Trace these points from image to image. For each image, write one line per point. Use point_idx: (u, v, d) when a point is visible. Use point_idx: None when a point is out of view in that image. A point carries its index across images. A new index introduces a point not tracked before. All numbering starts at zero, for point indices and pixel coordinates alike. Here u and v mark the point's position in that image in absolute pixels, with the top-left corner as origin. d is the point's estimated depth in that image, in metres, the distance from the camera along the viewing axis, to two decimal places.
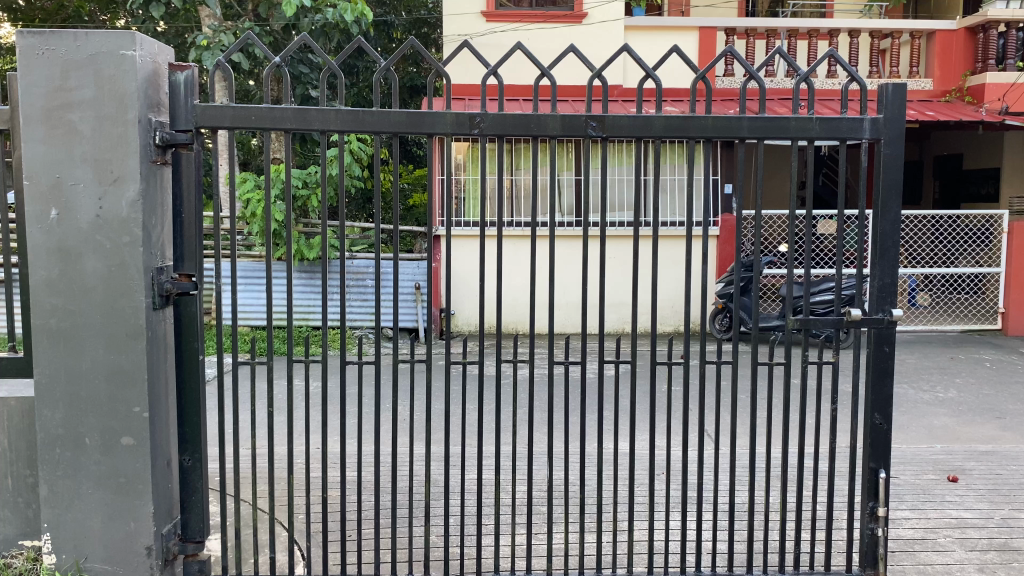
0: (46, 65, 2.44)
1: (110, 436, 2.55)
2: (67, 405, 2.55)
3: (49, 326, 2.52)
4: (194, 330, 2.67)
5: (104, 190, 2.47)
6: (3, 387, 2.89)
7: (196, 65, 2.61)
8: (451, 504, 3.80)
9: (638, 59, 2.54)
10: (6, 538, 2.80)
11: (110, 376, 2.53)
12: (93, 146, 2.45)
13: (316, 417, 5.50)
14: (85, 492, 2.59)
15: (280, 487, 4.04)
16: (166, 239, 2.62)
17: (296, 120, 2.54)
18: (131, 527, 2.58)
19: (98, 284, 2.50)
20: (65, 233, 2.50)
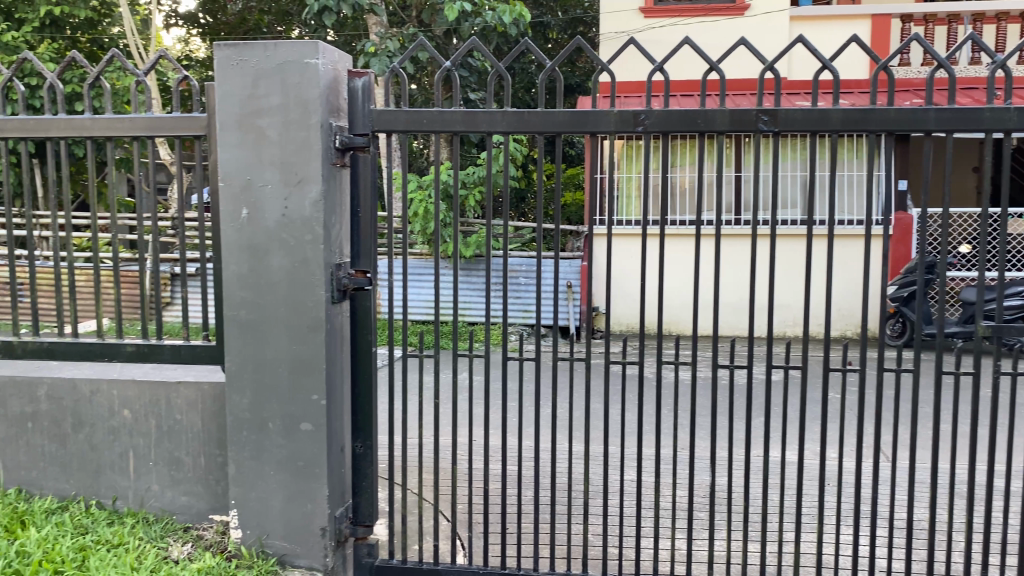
0: (240, 75, 2.63)
1: (292, 421, 2.72)
2: (254, 392, 2.75)
3: (239, 317, 2.72)
4: (368, 324, 2.80)
5: (290, 191, 2.63)
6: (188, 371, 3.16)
7: (372, 71, 2.75)
8: (610, 504, 3.79)
9: (814, 49, 2.37)
10: (198, 511, 3.02)
11: (292, 365, 2.70)
12: (280, 150, 2.62)
13: (478, 411, 5.65)
14: (267, 474, 2.77)
15: (442, 477, 4.18)
16: (344, 236, 2.77)
17: (464, 122, 2.61)
18: (309, 508, 2.74)
19: (283, 280, 2.67)
20: (254, 232, 2.68)
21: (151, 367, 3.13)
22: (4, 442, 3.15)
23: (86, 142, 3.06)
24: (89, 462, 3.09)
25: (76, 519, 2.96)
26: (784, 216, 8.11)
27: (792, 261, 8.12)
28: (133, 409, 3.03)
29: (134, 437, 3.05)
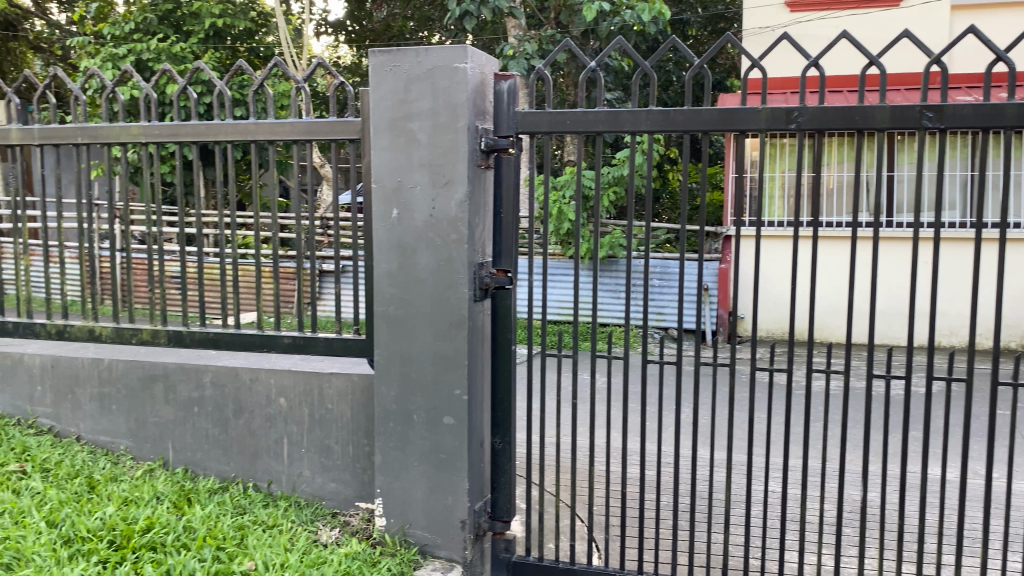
0: (393, 80, 2.72)
1: (435, 415, 2.80)
2: (400, 385, 2.84)
3: (388, 313, 2.83)
4: (508, 322, 2.85)
5: (437, 192, 2.70)
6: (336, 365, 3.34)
7: (517, 74, 2.79)
8: (749, 515, 3.70)
9: (986, 41, 2.21)
10: (346, 498, 3.16)
11: (436, 361, 2.77)
12: (429, 152, 2.70)
13: (612, 414, 5.61)
14: (411, 465, 2.86)
15: (575, 477, 4.19)
16: (488, 236, 2.83)
17: (609, 122, 2.61)
18: (450, 500, 2.81)
19: (429, 277, 2.75)
20: (403, 231, 2.77)
21: (299, 358, 3.46)
22: (173, 424, 3.39)
23: (251, 145, 3.25)
24: (248, 447, 3.29)
25: (235, 499, 3.15)
26: (948, 218, 7.65)
27: (960, 267, 7.66)
28: (289, 398, 3.20)
29: (289, 424, 3.22)
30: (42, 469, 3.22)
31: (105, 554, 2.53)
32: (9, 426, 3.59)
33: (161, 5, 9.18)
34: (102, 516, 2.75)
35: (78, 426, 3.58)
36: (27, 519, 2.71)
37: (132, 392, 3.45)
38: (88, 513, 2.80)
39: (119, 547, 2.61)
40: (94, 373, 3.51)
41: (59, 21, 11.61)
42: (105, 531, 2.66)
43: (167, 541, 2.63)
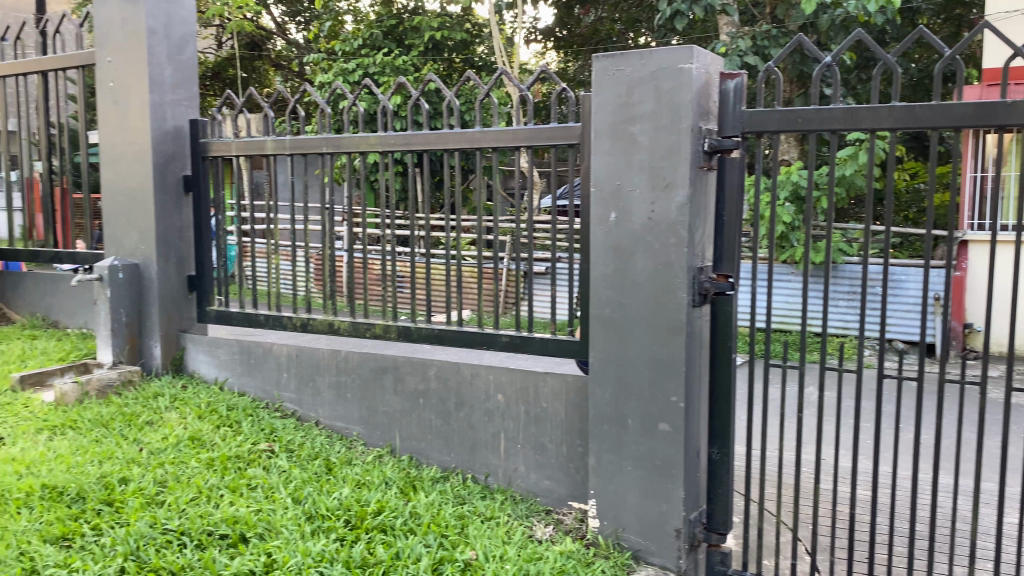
0: (615, 84, 2.74)
1: (650, 420, 2.77)
2: (616, 388, 2.84)
3: (604, 315, 2.84)
4: (728, 329, 2.76)
5: (657, 195, 2.68)
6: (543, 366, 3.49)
7: (745, 72, 2.70)
8: (990, 549, 3.37)
9: None
10: (559, 496, 3.21)
11: (652, 366, 2.74)
12: (650, 155, 2.68)
13: (829, 429, 5.31)
14: (625, 469, 2.85)
15: (789, 492, 4.00)
16: (708, 240, 2.76)
17: (845, 120, 2.46)
18: (664, 508, 2.77)
19: (647, 281, 2.73)
20: (622, 234, 2.78)
21: (504, 357, 3.63)
22: (400, 414, 3.61)
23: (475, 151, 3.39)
24: (468, 439, 3.42)
25: (455, 489, 3.28)
26: None
27: None
28: (507, 395, 3.29)
29: (506, 420, 3.31)
30: (287, 449, 3.52)
31: (342, 532, 2.73)
32: (260, 408, 3.96)
33: (385, 21, 9.79)
34: (339, 496, 2.97)
35: (318, 411, 3.90)
36: (276, 494, 2.99)
37: (365, 382, 3.71)
38: (326, 492, 3.05)
39: (354, 527, 2.80)
40: (332, 363, 3.82)
41: (296, 41, 12.69)
42: (342, 511, 2.88)
43: (396, 525, 2.79)
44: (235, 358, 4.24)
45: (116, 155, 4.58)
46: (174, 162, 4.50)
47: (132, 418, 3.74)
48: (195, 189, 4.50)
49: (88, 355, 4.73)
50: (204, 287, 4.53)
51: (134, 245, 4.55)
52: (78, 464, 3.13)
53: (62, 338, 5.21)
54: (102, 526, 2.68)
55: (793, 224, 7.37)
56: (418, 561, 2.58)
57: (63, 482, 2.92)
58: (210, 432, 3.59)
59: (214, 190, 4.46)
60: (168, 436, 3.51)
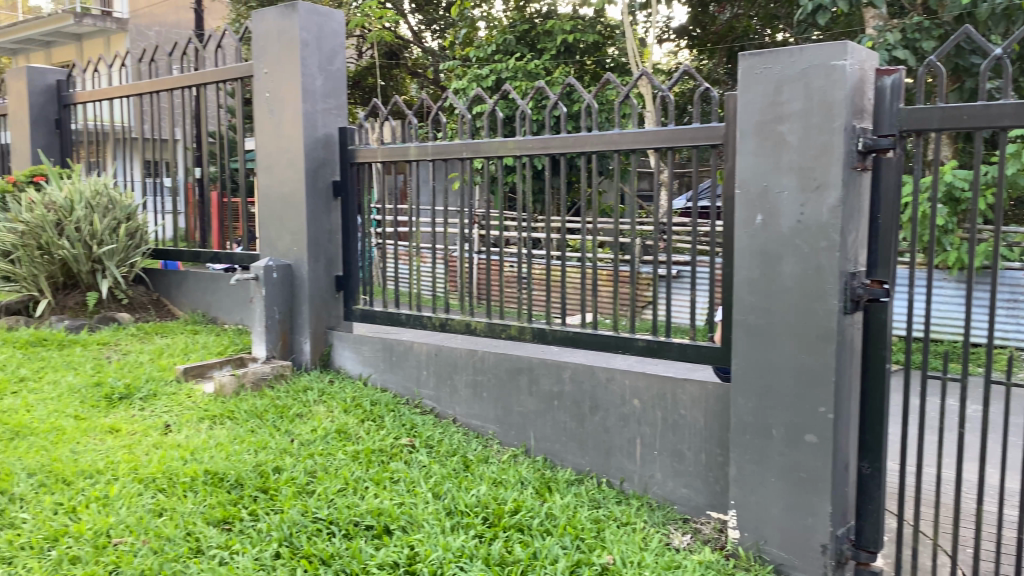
0: (763, 83, 2.66)
1: (796, 431, 2.67)
2: (760, 397, 2.76)
3: (748, 321, 2.77)
4: (882, 338, 2.64)
5: (807, 197, 2.58)
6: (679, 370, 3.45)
7: (904, 67, 2.57)
8: None
9: None
10: (697, 505, 3.14)
11: (800, 375, 2.65)
12: (799, 155, 2.59)
13: (987, 446, 4.95)
14: (768, 481, 2.76)
15: (943, 512, 3.75)
16: (861, 244, 2.65)
17: (1017, 116, 2.28)
18: (810, 522, 2.66)
19: (795, 286, 2.64)
20: (768, 238, 2.70)
21: (636, 362, 3.61)
22: (536, 415, 3.64)
23: (615, 154, 3.38)
24: (603, 443, 3.41)
25: (591, 492, 3.27)
26: None
27: None
28: (643, 400, 3.26)
29: (643, 425, 3.28)
30: (427, 445, 3.61)
31: (480, 529, 2.77)
32: (401, 404, 4.08)
33: (518, 26, 9.88)
34: (477, 494, 3.03)
35: (455, 409, 3.98)
36: (417, 489, 3.07)
37: (501, 382, 3.76)
38: (464, 489, 3.11)
39: (492, 525, 2.85)
40: (470, 362, 3.89)
41: (432, 48, 13.00)
42: (480, 508, 2.93)
43: (533, 525, 2.82)
44: (378, 355, 4.40)
45: (271, 162, 4.84)
46: (324, 168, 4.72)
47: (283, 410, 3.94)
48: (343, 194, 4.71)
49: (244, 350, 5.02)
50: (350, 286, 4.77)
51: (286, 247, 4.79)
52: (236, 452, 3.33)
53: (219, 334, 5.55)
54: (258, 512, 2.84)
55: (947, 227, 6.92)
56: (556, 562, 2.59)
57: (223, 469, 3.11)
58: (355, 426, 3.74)
59: (359, 195, 4.65)
60: (317, 428, 3.67)
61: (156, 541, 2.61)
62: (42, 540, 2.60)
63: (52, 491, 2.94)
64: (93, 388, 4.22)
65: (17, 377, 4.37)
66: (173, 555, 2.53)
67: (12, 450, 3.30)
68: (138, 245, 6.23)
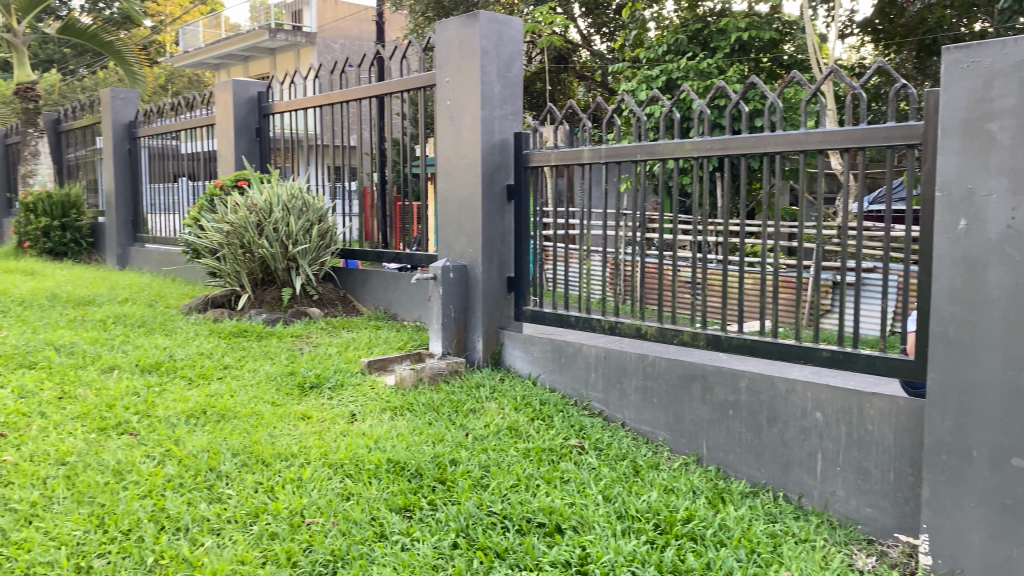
0: (969, 78, 2.48)
1: (1001, 454, 2.47)
2: (958, 415, 2.57)
3: (947, 334, 2.59)
4: None
5: (1020, 200, 2.39)
6: (862, 382, 3.28)
7: None
8: None
9: None
10: (884, 526, 2.96)
11: (1007, 392, 2.45)
12: (1011, 155, 2.41)
13: None
14: (966, 506, 2.55)
15: None
16: None
17: None
18: (1015, 553, 2.44)
19: (1003, 297, 2.45)
20: (972, 245, 2.51)
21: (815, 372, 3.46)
22: (708, 423, 3.56)
23: (798, 155, 3.25)
24: (780, 456, 3.28)
25: (766, 506, 3.16)
26: None
27: None
28: (825, 413, 3.12)
29: (824, 440, 3.13)
30: (596, 447, 3.62)
31: (652, 535, 2.75)
32: (570, 405, 4.12)
33: (690, 25, 9.71)
34: (648, 499, 3.01)
35: (624, 413, 3.97)
36: (588, 490, 3.09)
37: (672, 389, 3.71)
38: (635, 494, 3.10)
39: (663, 531, 2.82)
40: (640, 367, 3.86)
41: (601, 51, 13.03)
42: (651, 514, 2.90)
43: (706, 535, 2.76)
44: (548, 356, 4.45)
45: (450, 167, 5.02)
46: (499, 172, 4.83)
47: (458, 405, 4.07)
48: (516, 197, 4.80)
49: (421, 346, 5.24)
50: (521, 288, 4.82)
51: (462, 248, 4.95)
52: (415, 443, 3.48)
53: (400, 330, 5.82)
54: (437, 502, 2.96)
55: None
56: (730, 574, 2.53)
57: (404, 458, 3.26)
58: (526, 424, 3.81)
59: (532, 199, 4.70)
60: (490, 424, 3.77)
61: (344, 523, 2.77)
62: (245, 515, 2.82)
63: (253, 470, 3.19)
64: (286, 376, 4.55)
65: (221, 365, 4.77)
66: (360, 538, 2.68)
67: (219, 431, 3.61)
68: (328, 245, 6.63)
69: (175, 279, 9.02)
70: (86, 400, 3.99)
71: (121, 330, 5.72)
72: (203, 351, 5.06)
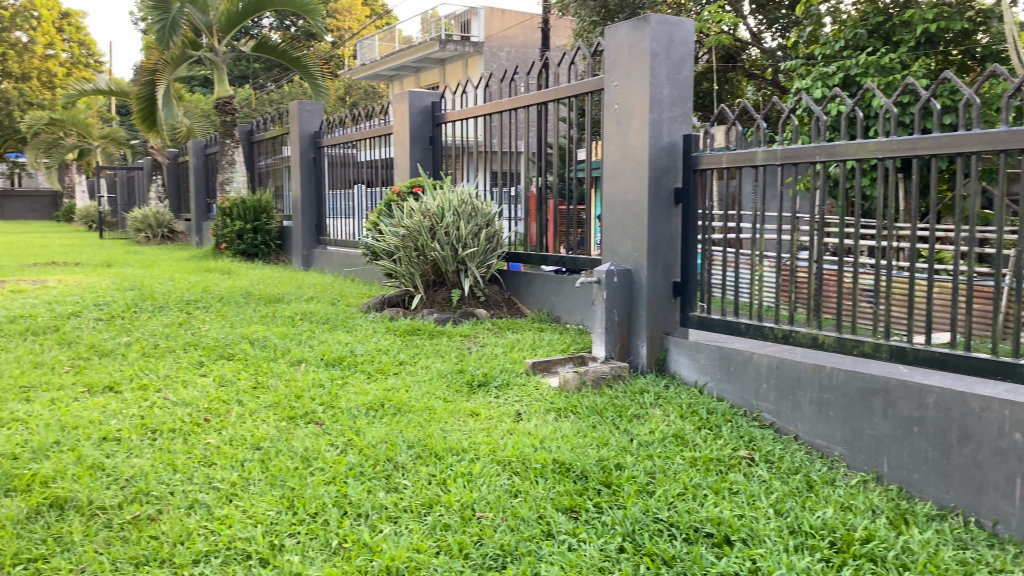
0: None
1: None
2: None
3: None
4: None
5: None
6: None
7: None
8: None
9: None
10: None
11: None
12: None
13: None
14: None
15: None
16: None
17: None
18: None
19: None
20: None
21: None
22: (891, 440, 3.36)
23: (997, 155, 3.02)
24: (974, 478, 3.05)
25: (956, 530, 2.95)
26: None
27: None
28: None
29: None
30: (767, 460, 3.51)
31: (827, 553, 2.64)
32: (739, 415, 4.01)
33: (871, 19, 9.19)
34: (823, 516, 2.88)
35: (797, 426, 3.82)
36: (758, 502, 3.00)
37: (850, 402, 3.54)
38: (809, 510, 2.98)
39: (839, 550, 2.69)
40: (816, 378, 3.71)
41: (772, 49, 12.58)
42: (826, 531, 2.79)
43: (887, 557, 2.61)
44: (716, 364, 4.36)
45: (617, 171, 5.02)
46: (667, 175, 4.77)
47: (622, 410, 4.07)
48: (685, 201, 4.72)
49: (585, 349, 5.26)
50: (688, 293, 4.73)
51: (627, 252, 4.93)
52: (580, 445, 3.51)
53: (563, 333, 5.87)
54: (603, 505, 2.97)
55: None
56: None
57: (570, 460, 3.30)
58: (692, 432, 3.75)
59: (702, 203, 4.61)
60: (655, 430, 3.74)
61: (513, 520, 2.84)
62: (419, 505, 2.95)
63: (426, 463, 3.33)
64: (456, 374, 4.71)
65: (396, 361, 5.01)
66: (529, 535, 2.73)
67: (395, 423, 3.79)
68: (496, 249, 6.79)
69: (353, 280, 9.53)
70: (277, 390, 4.31)
71: (306, 326, 6.12)
72: (380, 347, 5.33)
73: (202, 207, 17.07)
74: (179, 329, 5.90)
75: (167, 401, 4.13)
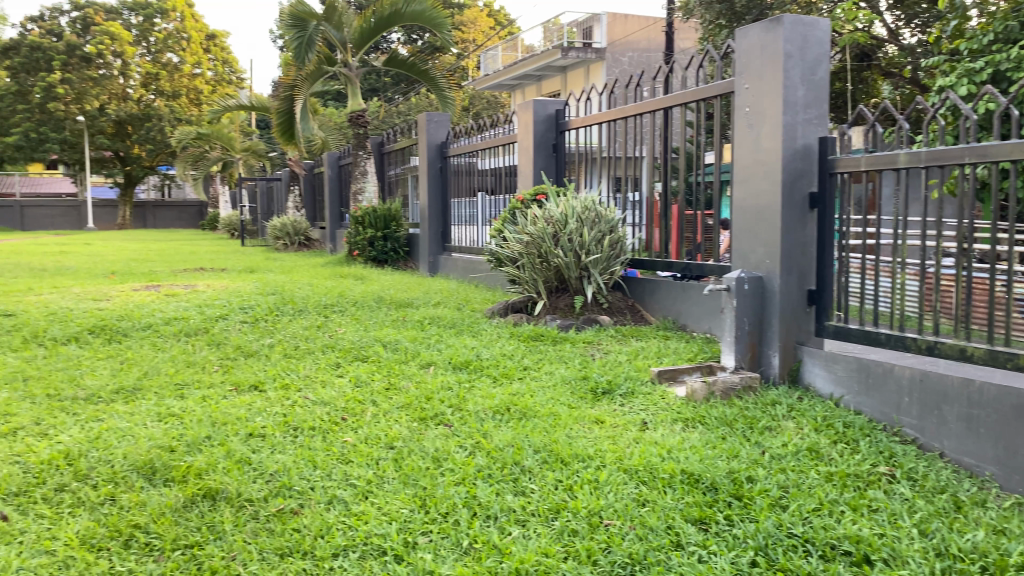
0: None
1: None
2: None
3: None
4: None
5: None
6: None
7: None
8: None
9: None
10: None
11: None
12: None
13: None
14: None
15: None
16: None
17: None
18: None
19: None
20: None
21: None
22: None
23: None
24: None
25: None
26: None
27: None
28: None
29: None
30: (910, 477, 3.33)
31: None
32: (878, 430, 3.83)
33: None
34: (973, 539, 2.72)
35: (943, 442, 3.61)
36: (900, 522, 2.86)
37: (1004, 419, 3.31)
38: (957, 532, 2.81)
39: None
40: (965, 393, 3.50)
41: (911, 45, 11.98)
42: (977, 555, 2.62)
43: None
44: (853, 375, 4.17)
45: (748, 175, 4.92)
46: (802, 179, 4.62)
47: (752, 421, 3.96)
48: (820, 206, 4.56)
49: (713, 358, 5.15)
50: (824, 301, 4.55)
51: (759, 259, 4.81)
52: (708, 456, 3.44)
53: (689, 341, 5.78)
54: (734, 518, 2.90)
55: None
56: None
57: (699, 470, 3.24)
58: (828, 446, 3.61)
59: (840, 208, 4.44)
60: (788, 443, 3.63)
61: (641, 528, 2.82)
62: (547, 510, 2.98)
63: (553, 468, 3.35)
64: (581, 381, 4.71)
65: (521, 366, 5.06)
66: (657, 545, 2.71)
67: (522, 428, 3.83)
68: (621, 255, 6.75)
69: (478, 286, 9.69)
70: (409, 392, 4.44)
71: (435, 330, 6.27)
72: (506, 352, 5.40)
73: (335, 215, 17.75)
74: (317, 332, 6.17)
75: (307, 400, 4.33)
